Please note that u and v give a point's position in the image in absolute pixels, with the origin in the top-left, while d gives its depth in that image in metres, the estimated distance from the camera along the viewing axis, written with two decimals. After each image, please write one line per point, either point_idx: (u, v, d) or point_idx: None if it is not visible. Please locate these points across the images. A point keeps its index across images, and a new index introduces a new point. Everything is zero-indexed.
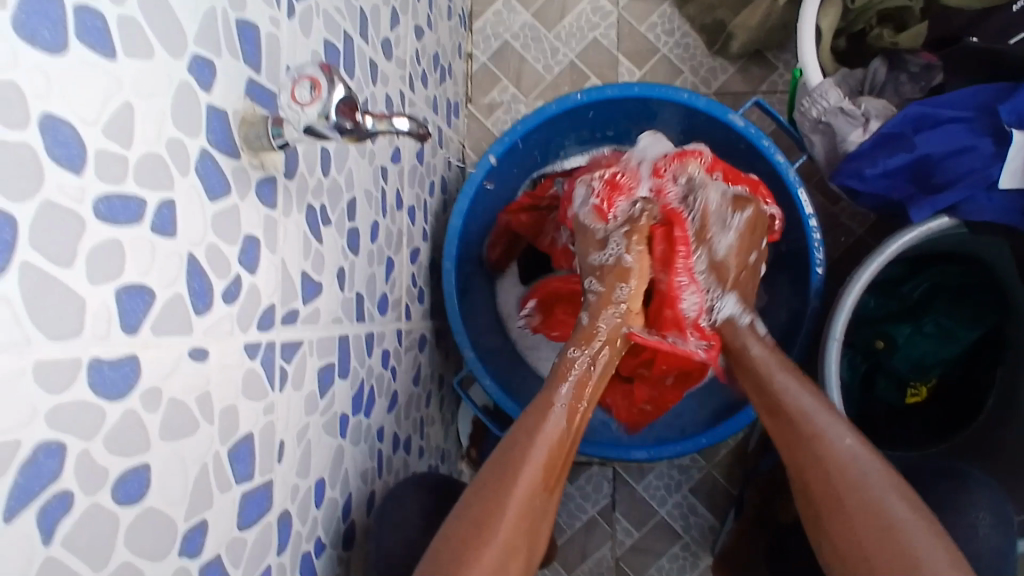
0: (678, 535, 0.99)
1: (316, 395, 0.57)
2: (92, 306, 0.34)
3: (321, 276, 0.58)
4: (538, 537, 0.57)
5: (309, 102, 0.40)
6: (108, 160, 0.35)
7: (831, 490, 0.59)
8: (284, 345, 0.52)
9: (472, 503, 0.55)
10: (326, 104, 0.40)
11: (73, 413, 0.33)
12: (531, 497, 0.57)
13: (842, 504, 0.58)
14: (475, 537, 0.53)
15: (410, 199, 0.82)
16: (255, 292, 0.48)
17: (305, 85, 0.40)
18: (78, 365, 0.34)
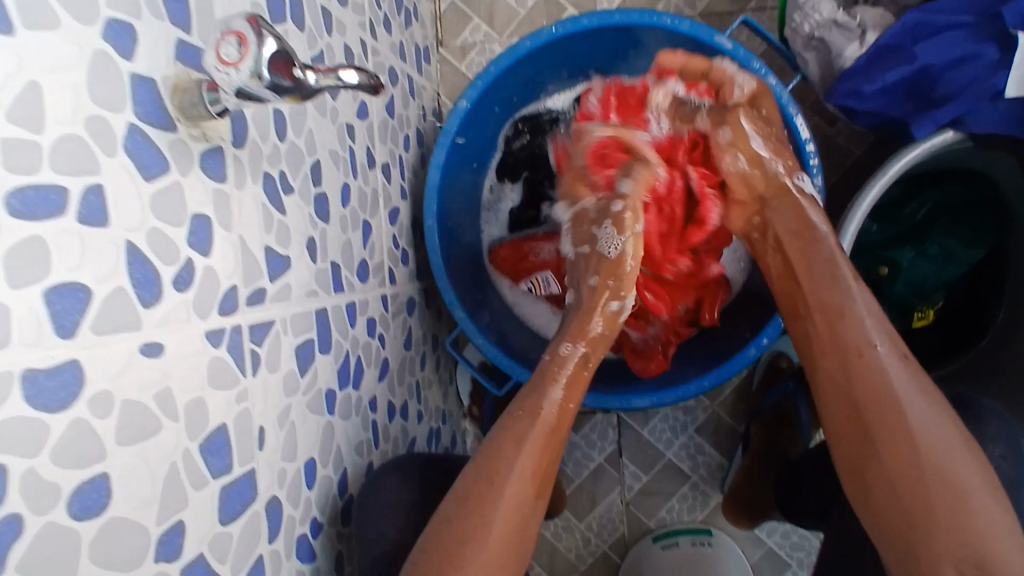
0: (687, 475, 0.99)
1: (295, 374, 0.54)
2: (19, 313, 0.31)
3: (288, 249, 0.54)
4: (527, 539, 0.56)
5: (236, 61, 0.36)
6: (14, 148, 0.31)
7: (887, 452, 0.54)
8: (252, 327, 0.48)
9: (455, 510, 0.54)
10: (257, 60, 0.36)
11: (9, 432, 0.31)
12: (518, 500, 0.55)
13: (909, 472, 0.53)
14: (460, 542, 0.52)
15: (383, 156, 0.78)
16: (212, 274, 0.44)
17: (230, 43, 0.36)
18: (9, 379, 0.31)
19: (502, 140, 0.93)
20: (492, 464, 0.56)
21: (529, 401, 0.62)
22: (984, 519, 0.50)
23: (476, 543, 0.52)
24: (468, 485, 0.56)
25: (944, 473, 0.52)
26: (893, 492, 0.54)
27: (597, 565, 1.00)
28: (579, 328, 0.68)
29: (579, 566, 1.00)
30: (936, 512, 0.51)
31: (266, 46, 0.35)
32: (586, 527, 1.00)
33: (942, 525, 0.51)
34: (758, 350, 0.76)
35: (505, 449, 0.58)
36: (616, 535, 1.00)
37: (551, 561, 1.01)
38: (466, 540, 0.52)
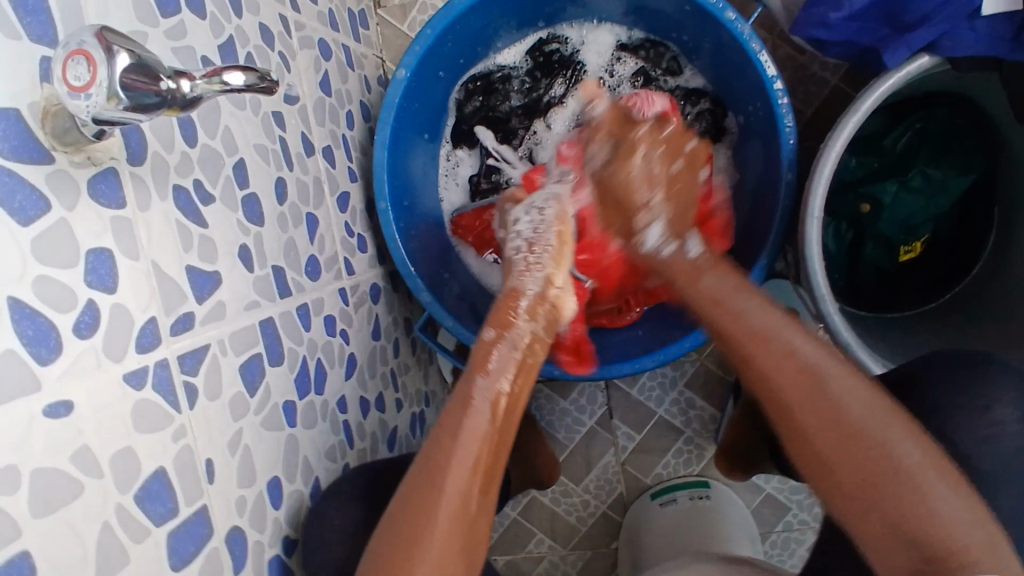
0: (680, 430, 0.97)
1: (243, 395, 0.51)
2: None
3: (216, 265, 0.50)
4: (475, 543, 0.53)
5: (89, 83, 0.31)
6: None
7: (805, 411, 0.53)
8: (181, 357, 0.45)
9: (394, 522, 0.51)
10: (110, 81, 0.31)
11: None
12: (460, 499, 0.52)
13: (831, 422, 0.52)
14: (403, 560, 0.49)
15: (322, 140, 0.72)
16: (122, 311, 0.40)
17: (75, 65, 0.31)
18: None
19: (454, 104, 0.88)
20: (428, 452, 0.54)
21: (479, 365, 0.60)
22: (909, 481, 0.49)
23: (417, 561, 0.49)
24: (410, 492, 0.52)
25: (856, 441, 0.51)
26: (819, 459, 0.52)
27: (599, 525, 1.00)
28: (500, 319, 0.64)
29: (581, 528, 1.00)
30: (866, 483, 0.50)
31: (117, 61, 0.31)
32: (583, 490, 1.00)
33: (868, 504, 0.50)
34: None
35: (437, 454, 0.54)
36: (614, 495, 0.99)
37: (552, 526, 1.01)
38: (406, 559, 0.49)
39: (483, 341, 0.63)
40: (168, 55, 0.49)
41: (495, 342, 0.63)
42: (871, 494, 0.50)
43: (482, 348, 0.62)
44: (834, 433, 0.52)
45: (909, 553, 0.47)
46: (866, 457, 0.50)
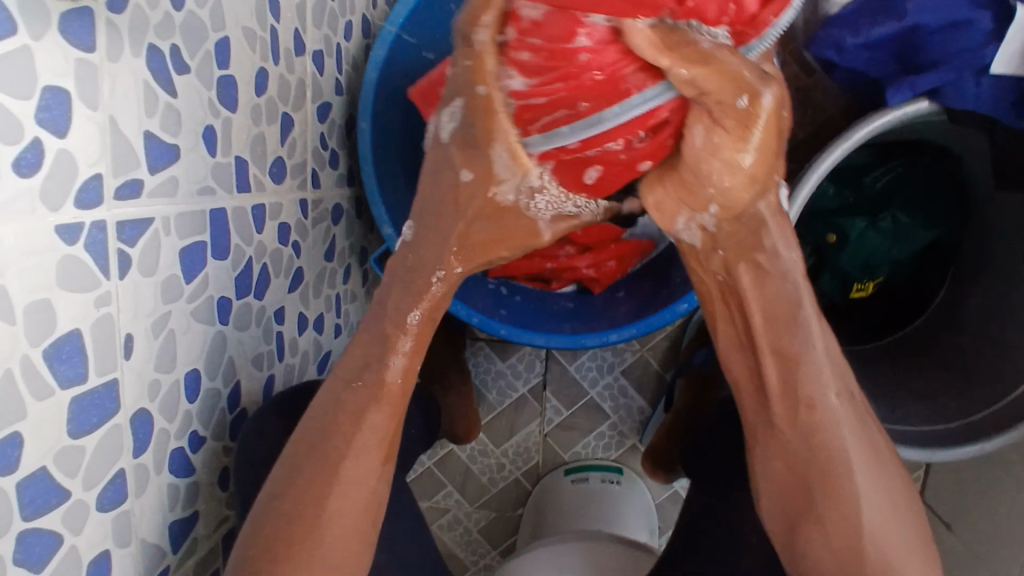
0: (606, 414, 0.98)
1: (178, 279, 0.49)
2: None
3: (177, 138, 0.48)
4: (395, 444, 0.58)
5: None
6: None
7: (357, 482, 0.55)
8: (121, 225, 0.43)
9: (327, 410, 0.56)
10: None
11: None
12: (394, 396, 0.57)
13: (339, 502, 0.54)
14: (332, 436, 0.55)
15: (315, 43, 0.69)
16: (69, 159, 0.38)
17: None
18: None
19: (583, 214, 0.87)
20: (344, 408, 0.56)
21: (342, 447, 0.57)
22: (851, 451, 0.53)
23: (350, 436, 0.55)
24: (342, 381, 0.57)
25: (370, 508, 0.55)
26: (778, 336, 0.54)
27: (509, 490, 1.02)
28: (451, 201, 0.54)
29: (490, 489, 1.02)
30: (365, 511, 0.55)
31: None
32: (501, 453, 1.01)
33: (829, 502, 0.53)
34: (690, 305, 0.73)
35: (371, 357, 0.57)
36: (529, 464, 1.00)
37: (463, 482, 1.02)
38: (337, 435, 0.55)
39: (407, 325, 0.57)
40: None
41: (380, 409, 0.56)
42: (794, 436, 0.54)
43: (392, 320, 0.58)
44: (368, 513, 0.56)
45: (350, 528, 0.54)
46: (330, 510, 0.53)
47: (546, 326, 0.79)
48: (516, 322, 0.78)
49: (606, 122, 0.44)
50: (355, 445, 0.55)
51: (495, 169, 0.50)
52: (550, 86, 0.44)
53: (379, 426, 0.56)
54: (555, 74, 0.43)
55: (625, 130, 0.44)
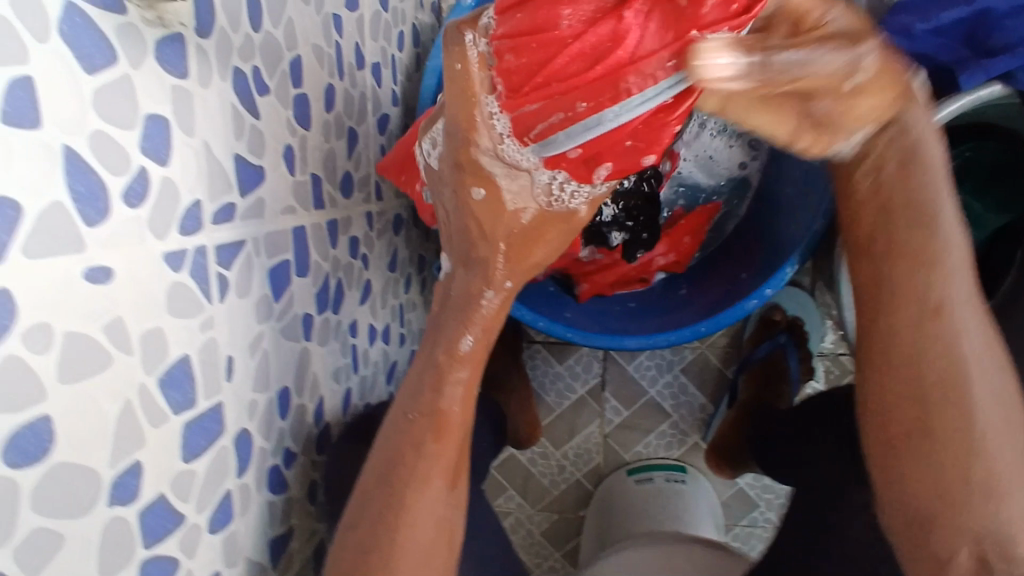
0: (667, 413, 0.98)
1: (268, 298, 0.49)
2: None
3: (262, 159, 0.48)
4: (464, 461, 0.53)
5: None
6: None
7: (434, 503, 0.50)
8: (218, 248, 0.43)
9: (400, 417, 0.53)
10: None
11: None
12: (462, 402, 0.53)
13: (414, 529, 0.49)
14: (404, 449, 0.51)
15: (373, 55, 0.69)
16: (171, 187, 0.38)
17: None
18: None
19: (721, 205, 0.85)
20: (413, 425, 0.51)
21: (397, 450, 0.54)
22: (986, 407, 0.44)
23: (420, 448, 0.50)
24: (412, 391, 0.54)
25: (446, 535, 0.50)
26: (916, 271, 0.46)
27: (570, 491, 1.01)
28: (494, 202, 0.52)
29: (552, 491, 1.01)
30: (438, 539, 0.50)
31: None
32: (562, 455, 1.00)
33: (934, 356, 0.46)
34: (759, 301, 0.73)
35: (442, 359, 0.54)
36: (590, 465, 1.00)
37: (525, 485, 1.02)
38: (408, 450, 0.50)
39: (461, 351, 0.54)
40: None
41: (446, 427, 0.52)
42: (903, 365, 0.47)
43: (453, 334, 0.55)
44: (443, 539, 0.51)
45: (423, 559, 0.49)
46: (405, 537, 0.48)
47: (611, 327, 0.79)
48: (583, 324, 0.78)
49: (608, 127, 0.41)
50: (421, 462, 0.50)
51: (488, 168, 0.50)
52: (535, 96, 0.41)
53: (449, 432, 0.52)
54: (537, 82, 0.41)
55: (618, 134, 0.41)
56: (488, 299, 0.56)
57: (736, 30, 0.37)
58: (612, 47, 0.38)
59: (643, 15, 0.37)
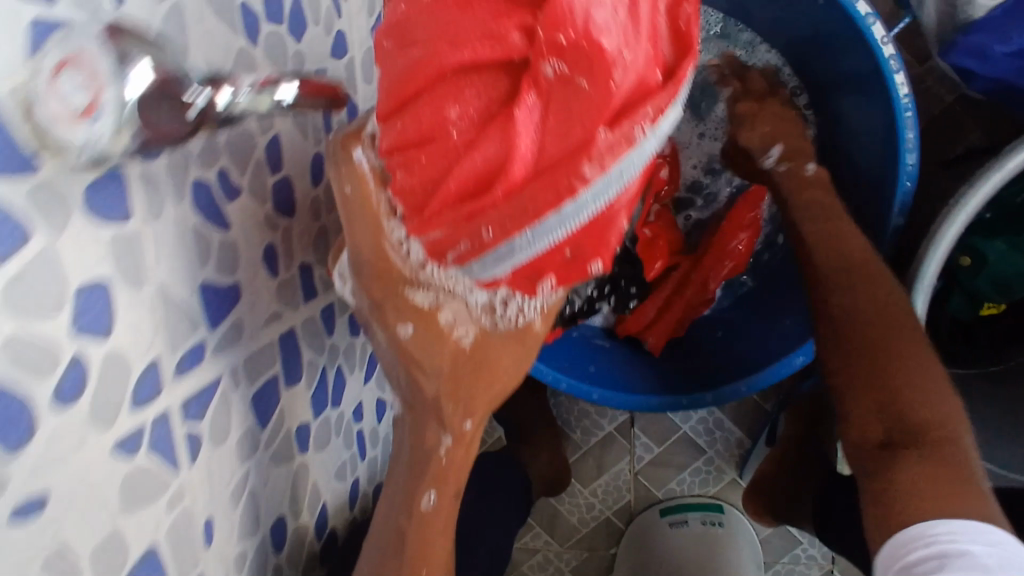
0: (703, 449, 0.92)
1: (254, 429, 0.44)
2: None
3: (237, 276, 0.41)
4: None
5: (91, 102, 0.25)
6: None
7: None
8: (186, 404, 0.37)
9: (389, 554, 0.52)
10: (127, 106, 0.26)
11: None
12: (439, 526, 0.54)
13: None
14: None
15: (366, 99, 0.61)
16: (120, 360, 0.32)
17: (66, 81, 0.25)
18: None
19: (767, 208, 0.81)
20: (392, 564, 0.52)
21: (423, 546, 0.53)
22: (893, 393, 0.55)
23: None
24: (386, 517, 0.53)
25: None
26: (843, 266, 0.62)
27: (599, 530, 0.95)
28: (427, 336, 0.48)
29: (580, 529, 0.96)
30: None
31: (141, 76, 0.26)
32: (590, 493, 0.95)
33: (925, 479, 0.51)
34: (807, 359, 0.65)
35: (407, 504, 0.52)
36: (621, 502, 0.94)
37: (551, 522, 0.96)
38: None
39: (420, 510, 0.53)
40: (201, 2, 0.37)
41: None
42: (851, 345, 0.59)
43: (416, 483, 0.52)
44: None
45: None
46: None
47: (643, 384, 0.72)
48: (613, 381, 0.71)
49: (525, 253, 0.37)
50: None
51: (427, 295, 0.46)
52: (440, 220, 0.37)
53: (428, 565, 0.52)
54: (437, 202, 0.37)
55: (545, 254, 0.37)
56: (444, 447, 0.53)
57: (655, 123, 0.34)
58: (507, 163, 0.34)
59: (533, 114, 0.33)
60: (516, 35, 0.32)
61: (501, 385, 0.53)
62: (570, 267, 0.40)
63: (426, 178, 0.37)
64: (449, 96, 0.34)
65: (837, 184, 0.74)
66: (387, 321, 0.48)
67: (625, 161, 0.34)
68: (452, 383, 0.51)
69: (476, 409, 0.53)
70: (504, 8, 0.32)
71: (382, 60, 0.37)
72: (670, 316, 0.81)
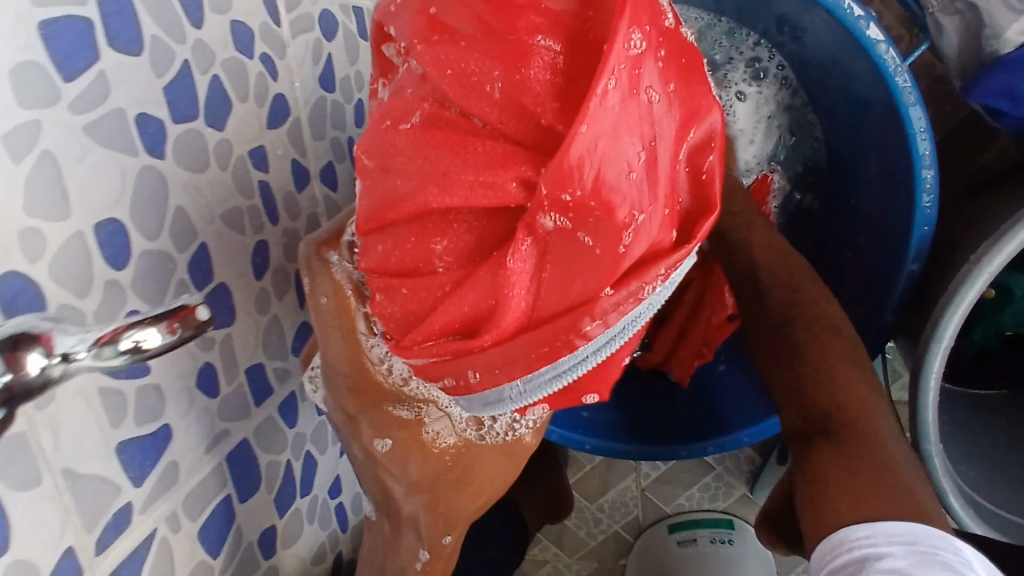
0: (711, 466, 0.93)
1: (207, 561, 0.42)
2: None
3: (166, 417, 0.39)
4: None
5: None
6: None
7: None
8: (116, 572, 0.35)
9: None
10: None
11: None
12: None
13: None
14: None
15: (319, 158, 0.56)
16: (26, 566, 0.31)
17: None
18: None
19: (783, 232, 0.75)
20: None
21: None
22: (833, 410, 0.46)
23: None
24: None
25: None
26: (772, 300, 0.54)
27: (608, 543, 0.93)
28: (407, 454, 0.46)
29: (589, 543, 0.93)
30: None
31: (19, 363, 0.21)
32: (597, 508, 0.94)
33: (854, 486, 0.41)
34: None
35: None
36: (629, 517, 0.93)
37: (559, 535, 0.93)
38: None
39: None
40: (77, 138, 0.33)
41: None
42: (772, 345, 0.52)
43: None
44: None
45: None
46: None
47: (639, 429, 0.68)
48: (604, 429, 0.68)
49: (512, 393, 0.38)
50: None
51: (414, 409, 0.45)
52: (423, 351, 0.37)
53: None
54: (420, 336, 0.36)
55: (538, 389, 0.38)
56: (421, 561, 0.50)
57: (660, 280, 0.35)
58: (496, 311, 0.34)
59: (530, 263, 0.33)
60: (514, 186, 0.31)
61: (487, 496, 0.50)
62: (562, 397, 0.41)
63: (414, 310, 0.36)
64: (436, 230, 0.34)
65: (847, 202, 0.67)
66: (363, 434, 0.46)
67: (621, 315, 0.35)
68: (431, 497, 0.47)
69: (457, 521, 0.49)
70: (503, 155, 0.31)
71: (363, 181, 0.36)
72: (693, 338, 0.73)
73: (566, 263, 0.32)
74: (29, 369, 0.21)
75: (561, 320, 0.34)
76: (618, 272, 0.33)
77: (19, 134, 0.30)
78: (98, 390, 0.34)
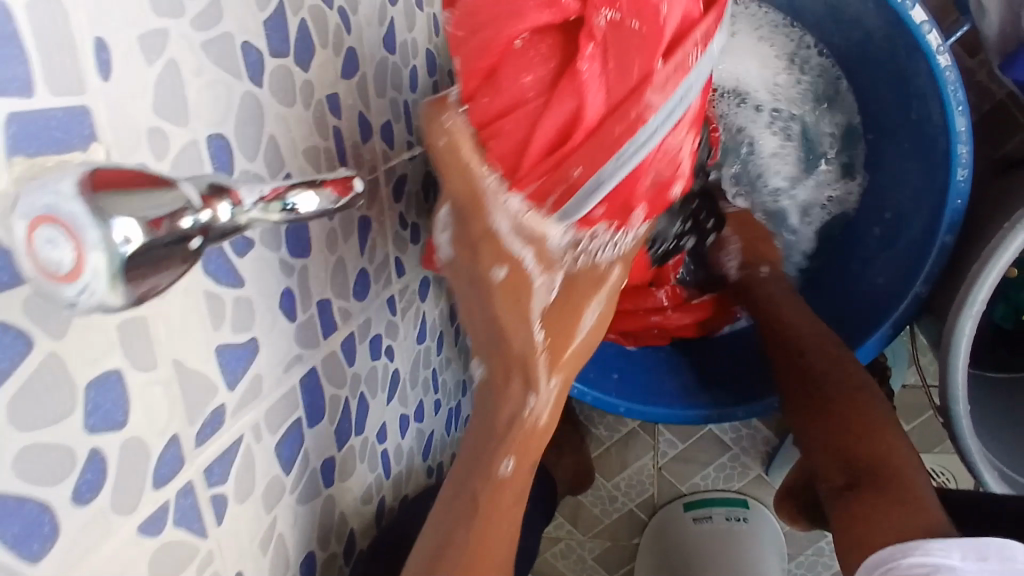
0: (727, 446, 0.92)
1: (279, 478, 0.44)
2: None
3: (253, 331, 0.41)
4: None
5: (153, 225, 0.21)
6: None
7: None
8: (207, 469, 0.37)
9: None
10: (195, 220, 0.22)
11: None
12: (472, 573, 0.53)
13: None
14: None
15: (380, 115, 0.59)
16: (138, 444, 0.33)
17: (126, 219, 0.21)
18: None
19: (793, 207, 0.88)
20: None
21: None
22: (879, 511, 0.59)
23: None
24: None
25: None
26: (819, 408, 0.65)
27: (622, 520, 0.96)
28: (508, 295, 0.51)
29: (603, 520, 0.96)
30: None
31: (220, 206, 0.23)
32: (613, 486, 0.95)
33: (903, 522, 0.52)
34: None
35: None
36: (643, 496, 0.95)
37: (574, 514, 0.96)
38: None
39: None
40: (196, 54, 0.36)
41: None
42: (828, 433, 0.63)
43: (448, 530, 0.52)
44: None
45: None
46: None
47: None
48: None
49: (611, 179, 0.43)
50: None
51: (511, 245, 0.49)
52: (531, 176, 0.44)
53: None
54: (528, 160, 0.44)
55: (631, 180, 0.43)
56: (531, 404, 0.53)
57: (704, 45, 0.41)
58: (580, 110, 0.42)
59: (595, 62, 0.41)
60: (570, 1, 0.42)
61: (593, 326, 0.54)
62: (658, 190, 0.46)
63: (516, 132, 0.44)
64: (522, 68, 0.43)
65: None
66: (479, 269, 0.51)
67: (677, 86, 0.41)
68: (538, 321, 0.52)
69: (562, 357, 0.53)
70: None
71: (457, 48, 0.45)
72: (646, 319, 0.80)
73: (622, 53, 0.41)
74: (223, 212, 0.23)
75: (632, 108, 0.41)
76: (671, 63, 0.40)
77: (151, 40, 0.33)
78: (204, 291, 0.36)
